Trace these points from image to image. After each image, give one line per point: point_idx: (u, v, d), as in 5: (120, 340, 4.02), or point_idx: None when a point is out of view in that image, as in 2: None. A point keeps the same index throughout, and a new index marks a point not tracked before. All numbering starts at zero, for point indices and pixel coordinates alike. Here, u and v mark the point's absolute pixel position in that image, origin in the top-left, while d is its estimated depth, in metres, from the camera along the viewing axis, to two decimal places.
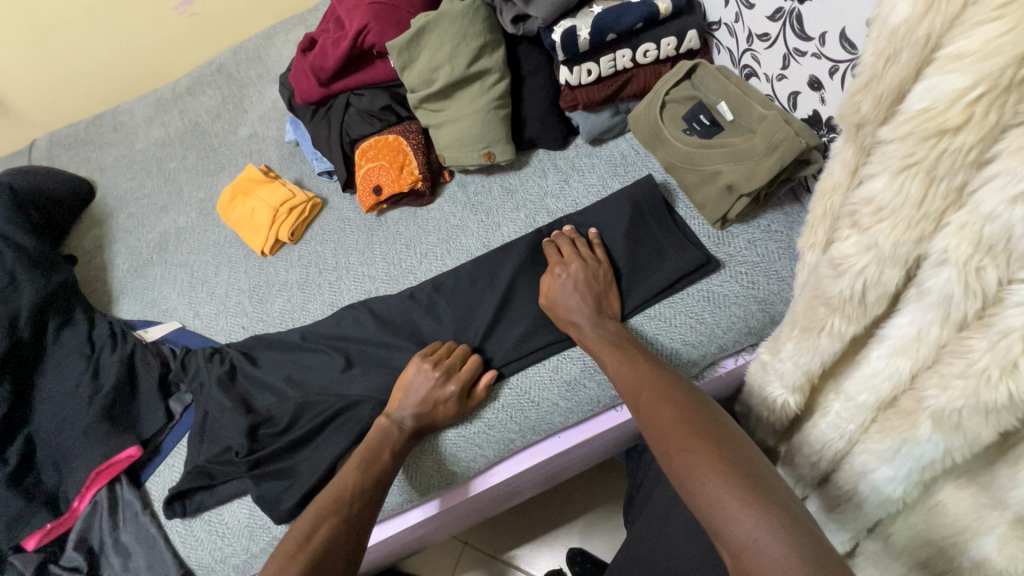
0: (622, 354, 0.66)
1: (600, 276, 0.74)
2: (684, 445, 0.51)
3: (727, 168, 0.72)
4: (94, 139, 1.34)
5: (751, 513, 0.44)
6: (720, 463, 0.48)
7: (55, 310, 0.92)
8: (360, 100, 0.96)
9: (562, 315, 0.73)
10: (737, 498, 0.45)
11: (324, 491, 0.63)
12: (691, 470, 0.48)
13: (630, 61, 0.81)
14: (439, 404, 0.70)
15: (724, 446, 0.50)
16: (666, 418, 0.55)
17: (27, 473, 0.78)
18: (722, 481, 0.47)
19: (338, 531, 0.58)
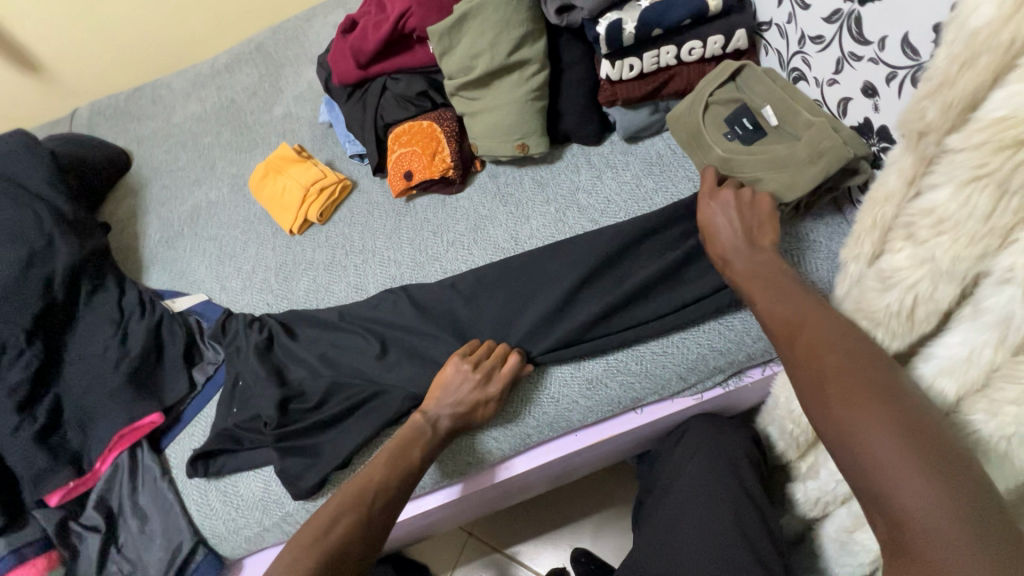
0: (777, 288, 0.56)
1: (758, 216, 0.65)
2: (843, 383, 0.43)
3: (767, 175, 0.69)
4: (133, 111, 1.36)
5: (921, 475, 0.38)
6: (894, 415, 0.41)
7: (88, 275, 0.94)
8: (397, 84, 0.96)
9: (711, 247, 0.66)
10: (907, 457, 0.39)
11: (345, 485, 0.62)
12: (849, 422, 0.42)
13: (674, 58, 0.79)
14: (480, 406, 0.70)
15: (896, 390, 0.42)
16: (822, 350, 0.46)
17: (54, 431, 0.79)
18: (893, 437, 0.40)
19: (353, 530, 0.58)
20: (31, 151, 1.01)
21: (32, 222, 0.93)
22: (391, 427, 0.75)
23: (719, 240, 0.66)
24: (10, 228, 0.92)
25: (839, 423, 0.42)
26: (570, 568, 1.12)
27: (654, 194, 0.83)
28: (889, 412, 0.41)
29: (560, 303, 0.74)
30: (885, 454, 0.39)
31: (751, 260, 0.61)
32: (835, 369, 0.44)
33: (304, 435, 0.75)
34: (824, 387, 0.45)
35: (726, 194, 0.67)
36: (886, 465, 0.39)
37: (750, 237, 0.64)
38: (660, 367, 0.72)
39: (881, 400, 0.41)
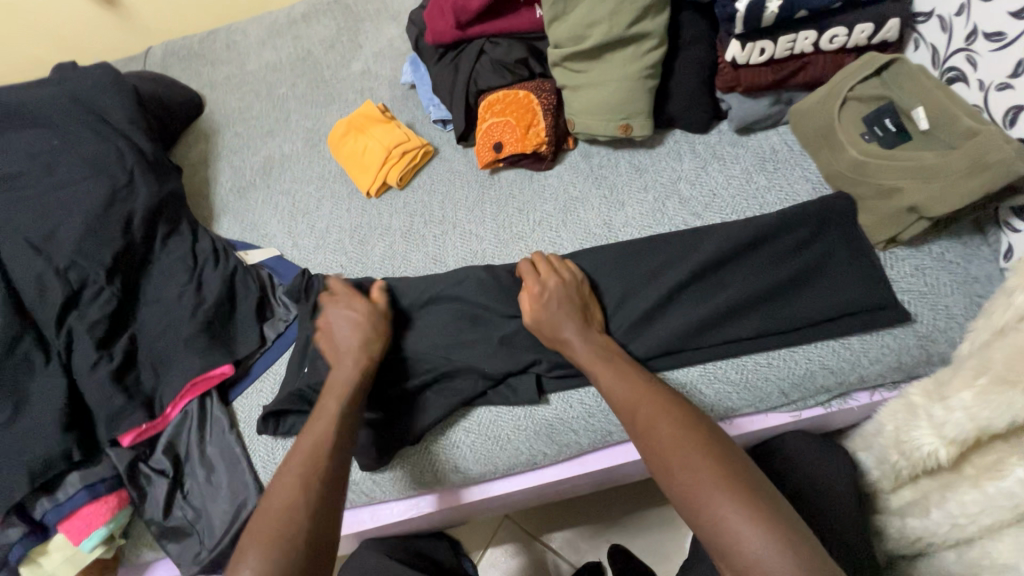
0: (616, 369, 0.62)
1: (580, 295, 0.70)
2: (672, 446, 0.53)
3: (909, 187, 0.63)
4: (206, 54, 1.32)
5: (751, 527, 0.47)
6: (713, 469, 0.51)
7: (165, 216, 0.92)
8: (495, 49, 0.91)
9: (549, 334, 0.67)
10: (739, 510, 0.48)
11: (290, 455, 0.61)
12: (694, 485, 0.50)
13: (811, 45, 0.73)
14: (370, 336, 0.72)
15: (722, 451, 0.53)
16: (656, 421, 0.56)
17: (129, 372, 0.79)
18: (712, 488, 0.50)
19: (300, 485, 0.57)
20: (115, 85, 0.98)
21: (115, 158, 0.92)
22: (467, 409, 0.73)
23: (558, 327, 0.67)
24: (94, 162, 0.90)
25: (682, 479, 0.51)
26: (606, 564, 1.09)
27: (766, 193, 0.77)
28: (708, 468, 0.51)
29: (659, 299, 0.70)
30: (721, 507, 0.48)
31: (585, 339, 0.66)
32: (663, 434, 0.55)
33: (376, 407, 0.74)
34: (660, 453, 0.54)
35: (552, 279, 0.70)
36: (746, 531, 0.47)
37: (585, 321, 0.68)
38: (762, 380, 0.67)
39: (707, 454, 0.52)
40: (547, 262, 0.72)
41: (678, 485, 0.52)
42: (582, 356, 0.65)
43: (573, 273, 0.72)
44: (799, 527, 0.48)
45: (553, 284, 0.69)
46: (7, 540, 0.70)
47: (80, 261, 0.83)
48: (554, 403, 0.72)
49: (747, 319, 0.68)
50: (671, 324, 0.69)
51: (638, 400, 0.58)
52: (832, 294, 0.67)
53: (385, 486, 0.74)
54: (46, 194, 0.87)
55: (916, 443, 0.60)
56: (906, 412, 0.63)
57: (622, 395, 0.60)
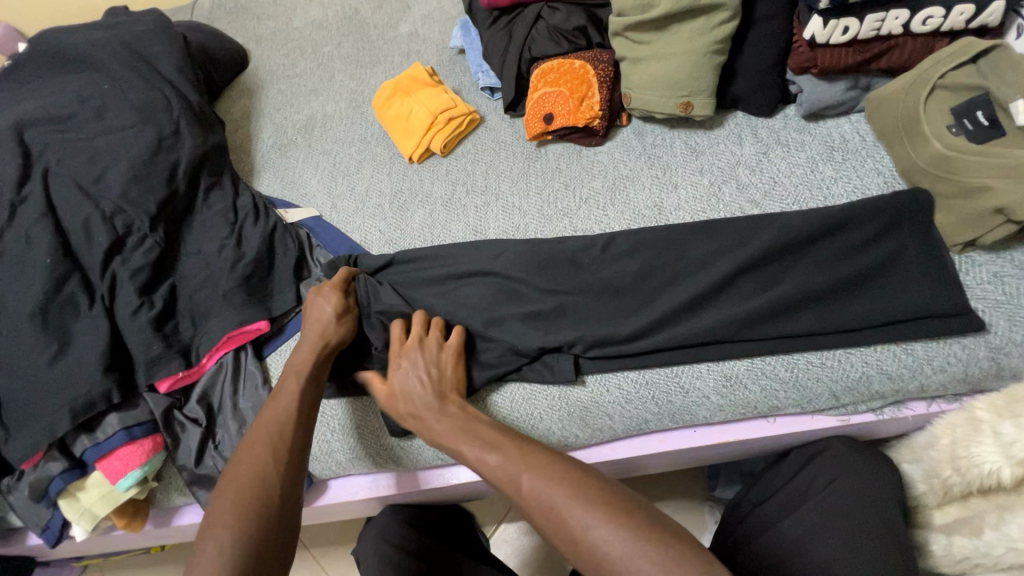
0: (471, 438, 0.58)
1: (435, 368, 0.67)
2: (540, 498, 0.49)
3: (1001, 186, 0.59)
4: (253, 8, 1.29)
5: (626, 546, 0.44)
6: (584, 506, 0.47)
7: (208, 169, 0.92)
8: (554, 15, 0.87)
9: (399, 401, 0.65)
10: (611, 535, 0.45)
11: (252, 432, 0.62)
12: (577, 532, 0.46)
13: (901, 26, 0.67)
14: (341, 333, 0.71)
15: (585, 486, 0.49)
16: (519, 478, 0.51)
17: (168, 320, 0.80)
18: (590, 527, 0.46)
19: (268, 456, 0.59)
20: (165, 34, 0.98)
21: (162, 107, 0.91)
22: (501, 384, 0.72)
23: (411, 401, 0.64)
24: (141, 109, 0.90)
25: (556, 527, 0.47)
26: None
27: (832, 184, 0.73)
28: (576, 508, 0.47)
29: (709, 286, 0.67)
30: (592, 537, 0.45)
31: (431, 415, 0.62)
32: (527, 489, 0.50)
33: None
34: (531, 510, 0.50)
35: (412, 351, 0.68)
36: (620, 556, 0.44)
37: (439, 395, 0.64)
38: (813, 380, 0.64)
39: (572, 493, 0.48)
40: (414, 331, 0.70)
41: (555, 534, 0.48)
42: (432, 429, 0.62)
43: (438, 347, 0.69)
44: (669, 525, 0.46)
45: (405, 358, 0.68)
46: (49, 473, 0.72)
47: (126, 208, 0.83)
48: (590, 386, 0.70)
49: (803, 315, 0.65)
50: (722, 313, 0.66)
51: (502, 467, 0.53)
52: (899, 295, 0.63)
53: (415, 453, 0.74)
54: (94, 139, 0.87)
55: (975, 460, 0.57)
56: (968, 427, 0.59)
57: (479, 454, 0.56)
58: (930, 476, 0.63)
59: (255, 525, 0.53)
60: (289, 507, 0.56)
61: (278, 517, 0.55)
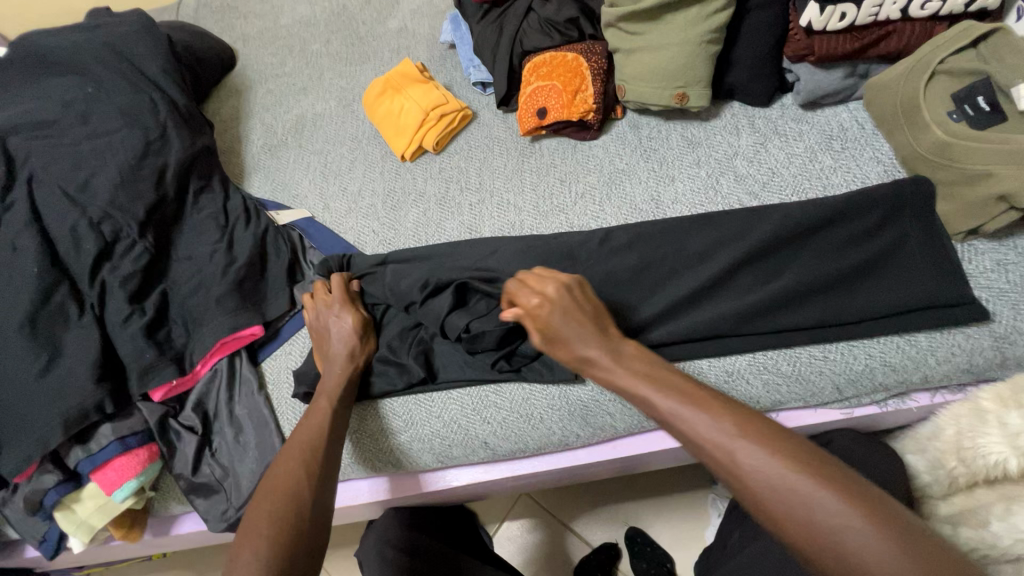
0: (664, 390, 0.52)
1: (587, 305, 0.61)
2: (757, 466, 0.43)
3: (1004, 172, 0.57)
4: (239, 6, 1.26)
5: (870, 534, 0.38)
6: (826, 491, 0.40)
7: (197, 172, 0.90)
8: (545, 7, 0.85)
9: (564, 349, 0.60)
10: (859, 527, 0.38)
11: (286, 446, 0.63)
12: (805, 512, 0.40)
13: (899, 11, 0.66)
14: (358, 348, 0.72)
15: (815, 460, 0.43)
16: (737, 444, 0.45)
17: (160, 327, 0.78)
18: (832, 519, 0.39)
19: (303, 470, 0.60)
20: (149, 35, 0.96)
21: (149, 109, 0.89)
22: (499, 383, 0.71)
23: (573, 347, 0.59)
24: (127, 112, 0.88)
25: (788, 506, 0.41)
26: (622, 546, 1.08)
27: (831, 173, 0.72)
28: (814, 494, 0.40)
29: (709, 280, 0.66)
30: (835, 525, 0.39)
31: (615, 364, 0.57)
32: (748, 462, 0.43)
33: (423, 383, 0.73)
34: (748, 484, 0.43)
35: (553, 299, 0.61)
36: (879, 561, 0.37)
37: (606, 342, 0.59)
38: (815, 374, 0.63)
39: (812, 476, 0.41)
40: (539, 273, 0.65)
41: (775, 511, 0.41)
42: (608, 374, 0.57)
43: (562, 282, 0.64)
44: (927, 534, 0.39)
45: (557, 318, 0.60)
46: (43, 485, 0.71)
47: (114, 214, 0.81)
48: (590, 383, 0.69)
49: (805, 308, 0.64)
50: (722, 307, 0.65)
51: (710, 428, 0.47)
52: (902, 285, 0.62)
53: (414, 456, 0.73)
54: (79, 143, 0.85)
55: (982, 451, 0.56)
56: (973, 418, 0.58)
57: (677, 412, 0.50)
58: (936, 467, 0.62)
59: (286, 532, 0.54)
60: (321, 518, 0.57)
61: (314, 533, 0.56)
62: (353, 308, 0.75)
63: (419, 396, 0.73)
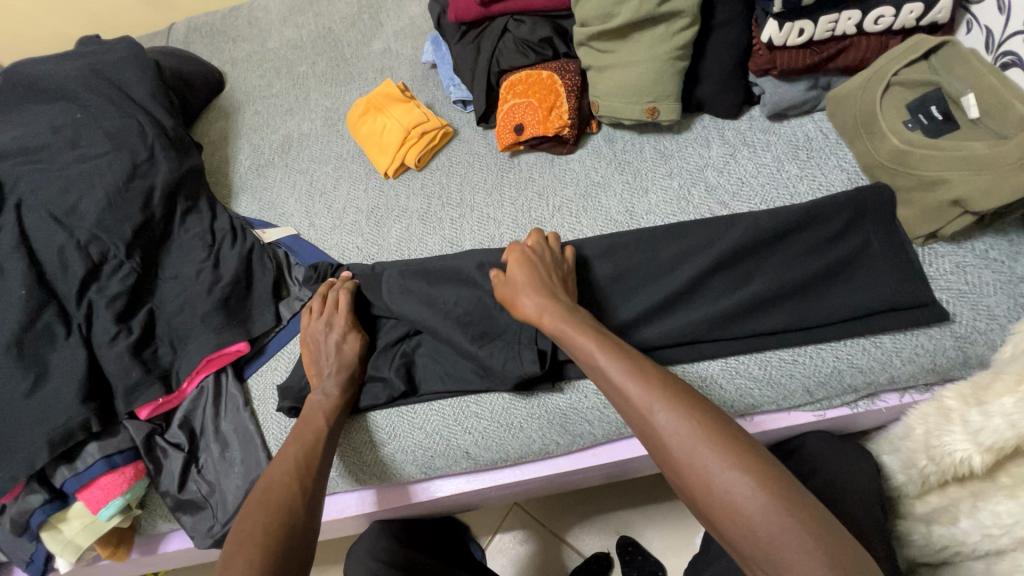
0: (610, 349, 0.54)
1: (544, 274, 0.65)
2: (668, 420, 0.46)
3: (956, 178, 0.60)
4: (228, 31, 1.29)
5: (756, 492, 0.41)
6: (722, 453, 0.44)
7: (184, 193, 0.92)
8: (520, 27, 0.89)
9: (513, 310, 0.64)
10: (684, 432, 0.45)
11: (277, 463, 0.64)
12: (701, 463, 0.44)
13: (854, 26, 0.69)
14: (353, 361, 0.74)
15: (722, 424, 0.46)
16: (654, 406, 0.47)
17: (147, 346, 0.80)
18: (721, 475, 0.43)
19: (296, 484, 0.61)
20: (138, 61, 0.98)
21: (136, 132, 0.91)
22: (480, 393, 0.73)
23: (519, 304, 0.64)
24: (114, 136, 0.90)
25: (688, 458, 0.44)
26: (614, 555, 1.08)
27: (797, 182, 0.74)
28: (710, 452, 0.44)
29: (680, 288, 0.68)
30: (667, 435, 0.46)
31: (561, 317, 0.59)
32: (662, 419, 0.47)
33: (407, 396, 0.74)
34: (661, 436, 0.47)
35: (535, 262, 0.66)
36: (755, 508, 0.41)
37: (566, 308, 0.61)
38: (786, 377, 0.65)
39: (716, 441, 0.44)
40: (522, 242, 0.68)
41: (686, 460, 0.45)
42: (555, 326, 0.58)
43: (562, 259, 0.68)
44: (815, 503, 0.42)
45: (518, 265, 0.65)
46: (30, 505, 0.71)
47: (101, 235, 0.83)
48: (566, 392, 0.71)
49: (774, 313, 0.65)
50: (694, 314, 0.67)
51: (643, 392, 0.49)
52: (867, 289, 0.64)
53: (398, 467, 0.74)
54: (69, 167, 0.87)
55: (948, 449, 0.57)
56: (939, 416, 0.60)
57: (616, 377, 0.51)
58: (908, 467, 0.63)
59: (278, 544, 0.54)
60: (310, 533, 0.58)
61: (302, 544, 0.57)
62: (355, 327, 0.76)
63: (402, 408, 0.74)
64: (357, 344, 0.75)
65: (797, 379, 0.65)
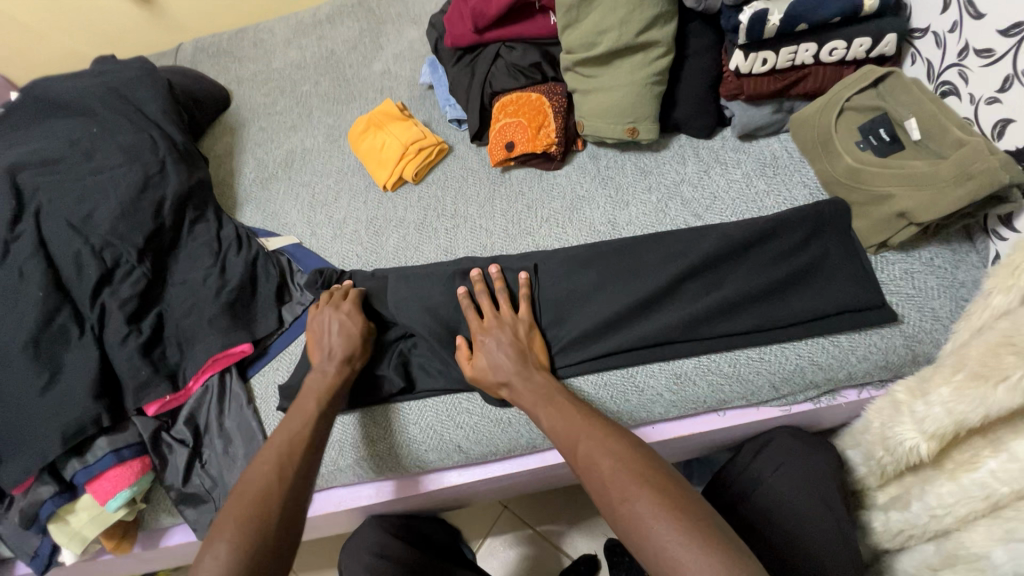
0: (552, 405, 0.65)
1: (519, 338, 0.73)
2: (588, 458, 0.57)
3: (900, 193, 0.66)
4: (234, 51, 1.35)
5: (654, 513, 0.50)
6: (629, 480, 0.53)
7: (193, 203, 0.97)
8: (511, 53, 0.96)
9: (487, 378, 0.70)
10: (602, 464, 0.56)
11: (265, 451, 0.66)
12: (611, 490, 0.53)
13: (812, 57, 0.76)
14: (356, 351, 0.77)
15: (634, 457, 0.56)
16: (580, 445, 0.59)
17: (155, 346, 0.84)
18: (624, 500, 0.52)
19: (274, 473, 0.63)
20: (151, 80, 1.04)
21: (149, 146, 0.97)
22: (472, 391, 0.78)
23: (498, 371, 0.70)
24: (128, 150, 0.96)
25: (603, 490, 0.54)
26: (602, 557, 1.11)
27: (765, 197, 0.81)
28: (622, 483, 0.53)
29: (656, 292, 0.73)
30: (590, 467, 0.56)
31: (526, 381, 0.68)
32: (585, 455, 0.58)
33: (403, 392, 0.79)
34: (586, 472, 0.57)
35: (494, 328, 0.73)
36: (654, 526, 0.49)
37: (526, 361, 0.70)
38: (753, 374, 0.70)
39: (625, 471, 0.54)
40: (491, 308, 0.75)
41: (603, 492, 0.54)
42: (516, 396, 0.68)
43: (516, 316, 0.75)
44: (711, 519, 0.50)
45: (495, 328, 0.73)
46: (40, 497, 0.75)
47: (114, 242, 0.88)
48: None
49: (741, 315, 0.71)
50: (669, 316, 0.73)
51: (573, 436, 0.60)
52: (825, 293, 0.70)
53: (394, 461, 0.78)
54: (84, 179, 0.92)
55: (899, 439, 0.63)
56: (892, 409, 0.65)
57: (555, 426, 0.63)
58: (868, 459, 0.69)
59: (249, 536, 0.57)
60: (290, 524, 0.60)
61: (279, 533, 0.59)
62: (357, 316, 0.80)
63: (400, 405, 0.79)
64: (358, 333, 0.78)
65: (763, 376, 0.70)
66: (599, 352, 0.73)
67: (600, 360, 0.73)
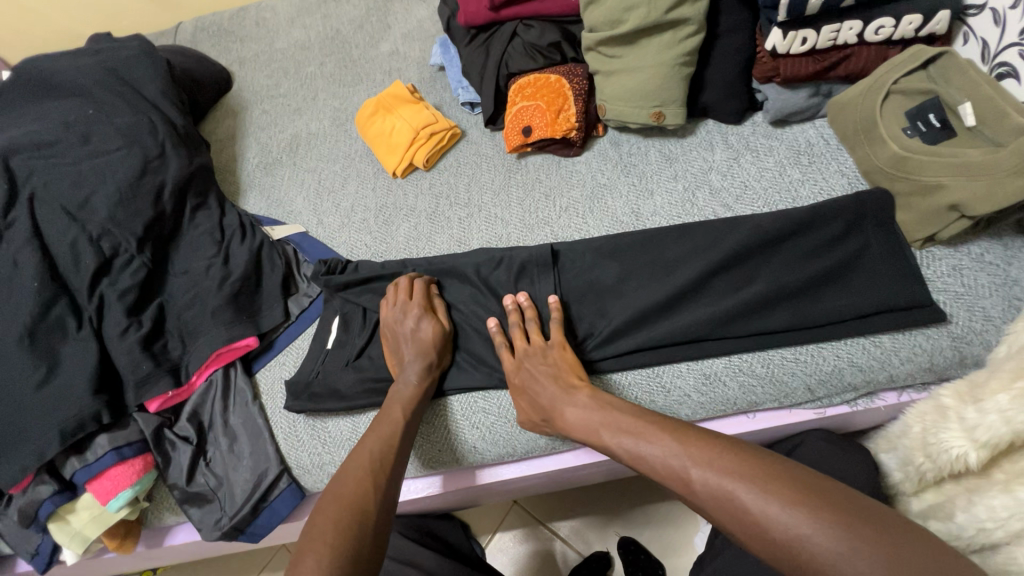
0: (629, 428, 0.58)
1: (552, 360, 0.68)
2: (704, 483, 0.48)
3: (954, 183, 0.61)
4: (236, 31, 1.30)
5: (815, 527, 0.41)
6: (766, 494, 0.44)
7: (194, 190, 0.93)
8: (528, 32, 0.90)
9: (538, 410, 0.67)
10: (724, 483, 0.47)
11: (353, 455, 0.63)
12: (752, 510, 0.44)
13: (855, 36, 0.71)
14: (433, 356, 0.72)
15: (760, 465, 0.47)
16: (688, 468, 0.50)
17: (157, 340, 0.80)
18: (778, 518, 0.43)
19: (369, 481, 0.59)
20: (148, 59, 0.99)
21: (147, 129, 0.92)
22: (487, 390, 0.74)
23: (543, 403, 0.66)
24: (125, 133, 0.91)
25: (737, 516, 0.45)
26: (615, 555, 1.09)
27: (799, 186, 0.76)
28: (762, 499, 0.44)
29: (684, 287, 0.69)
30: (713, 491, 0.48)
31: (580, 415, 0.63)
32: (702, 482, 0.49)
33: None
34: (706, 500, 0.48)
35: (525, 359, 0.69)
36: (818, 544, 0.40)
37: (563, 387, 0.65)
38: (788, 375, 0.67)
39: (757, 483, 0.46)
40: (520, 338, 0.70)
41: (736, 521, 0.45)
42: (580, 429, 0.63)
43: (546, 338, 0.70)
44: (879, 515, 0.41)
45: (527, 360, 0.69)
46: (38, 496, 0.72)
47: (113, 230, 0.84)
48: None
49: (776, 312, 0.67)
50: (698, 313, 0.69)
51: (676, 463, 0.52)
52: (868, 290, 0.66)
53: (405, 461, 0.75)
54: (79, 163, 0.88)
55: (944, 446, 0.59)
56: (936, 414, 0.61)
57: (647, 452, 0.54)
58: (905, 464, 0.65)
59: (350, 546, 0.53)
60: (381, 533, 0.56)
61: (372, 539, 0.55)
62: (430, 314, 0.74)
63: None
64: (435, 332, 0.72)
65: (799, 376, 0.66)
66: (625, 350, 0.69)
67: (625, 358, 0.70)
